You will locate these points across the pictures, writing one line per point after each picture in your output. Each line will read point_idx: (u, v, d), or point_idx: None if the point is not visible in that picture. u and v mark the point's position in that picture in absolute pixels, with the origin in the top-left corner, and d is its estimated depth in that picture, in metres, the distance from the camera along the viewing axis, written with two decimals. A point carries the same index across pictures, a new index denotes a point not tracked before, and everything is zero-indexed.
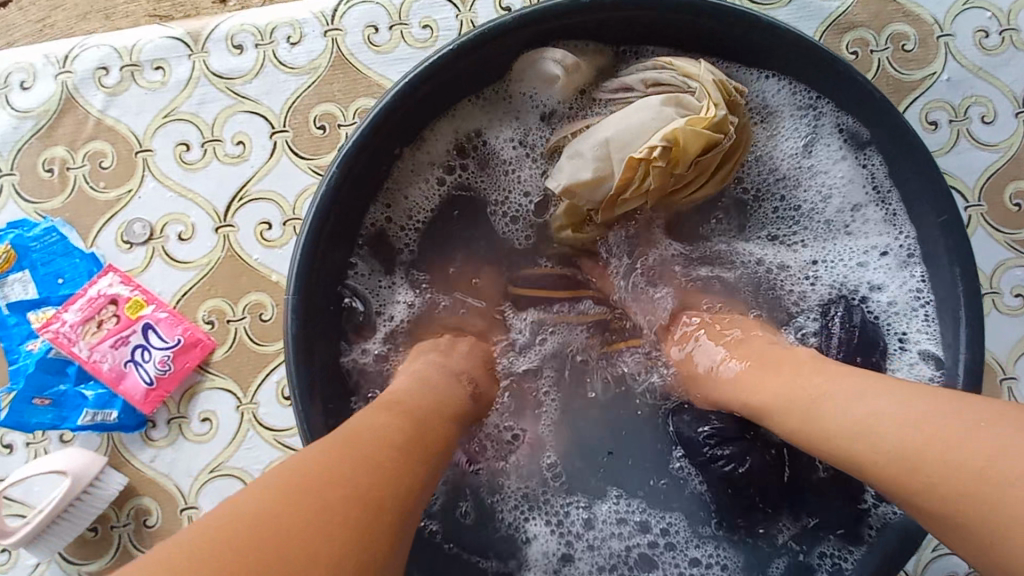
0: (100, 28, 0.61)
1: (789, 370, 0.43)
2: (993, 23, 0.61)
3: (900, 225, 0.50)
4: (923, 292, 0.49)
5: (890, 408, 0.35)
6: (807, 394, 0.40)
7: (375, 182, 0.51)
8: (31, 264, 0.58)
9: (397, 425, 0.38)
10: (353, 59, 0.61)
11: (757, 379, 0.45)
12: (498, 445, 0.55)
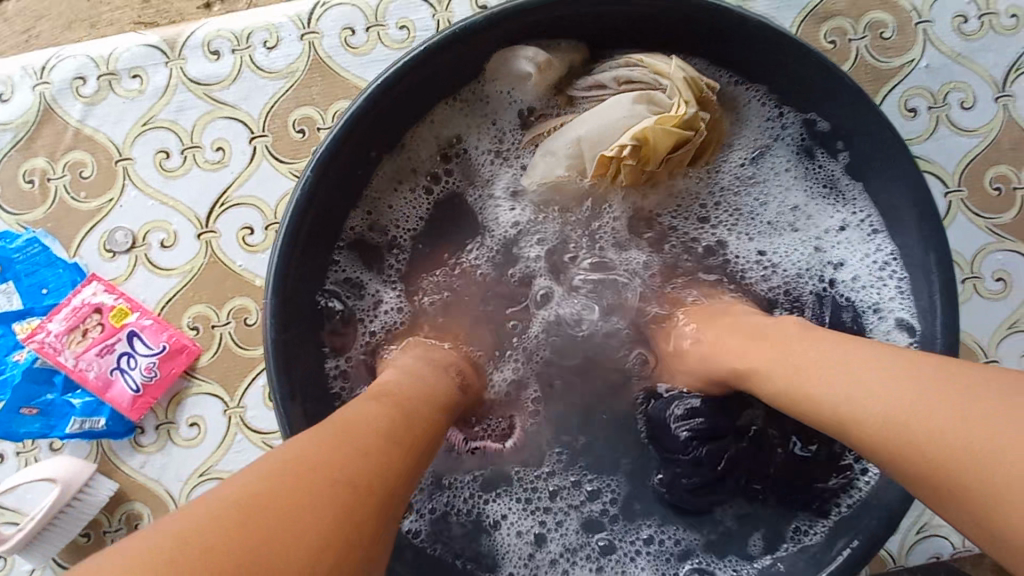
0: (86, 37, 0.62)
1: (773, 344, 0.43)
2: (971, 8, 0.61)
3: (860, 202, 0.51)
4: (888, 264, 0.50)
5: (885, 382, 0.34)
6: (793, 368, 0.40)
7: (355, 187, 0.50)
8: (14, 274, 0.59)
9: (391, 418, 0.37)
10: (330, 62, 0.61)
11: (735, 352, 0.45)
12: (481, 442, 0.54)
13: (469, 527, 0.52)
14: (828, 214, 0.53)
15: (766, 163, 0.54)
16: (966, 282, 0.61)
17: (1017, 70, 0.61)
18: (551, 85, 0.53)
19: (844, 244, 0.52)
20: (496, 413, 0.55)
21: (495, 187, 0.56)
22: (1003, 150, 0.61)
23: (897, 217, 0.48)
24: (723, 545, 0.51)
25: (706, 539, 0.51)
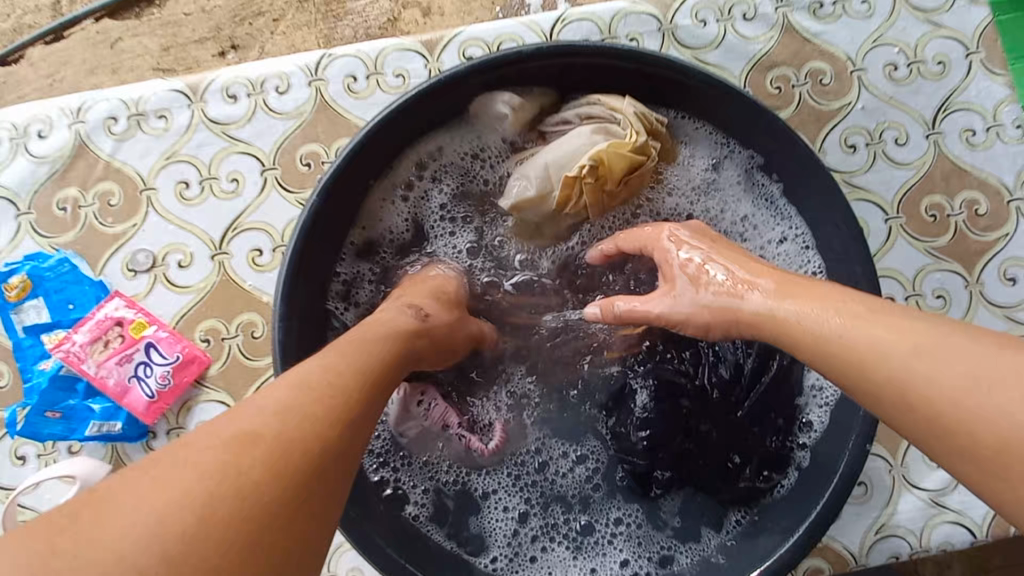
0: (96, 74, 0.94)
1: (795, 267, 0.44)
2: (901, 57, 0.69)
3: (793, 219, 0.59)
4: (818, 272, 0.58)
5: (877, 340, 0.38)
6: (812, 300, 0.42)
7: (351, 208, 0.57)
8: (46, 291, 0.65)
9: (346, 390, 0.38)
10: (335, 104, 0.69)
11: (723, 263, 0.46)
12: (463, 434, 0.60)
13: (457, 511, 0.57)
14: (771, 228, 0.61)
15: (715, 187, 0.62)
16: (909, 298, 0.66)
17: (945, 110, 0.68)
18: (527, 124, 0.61)
19: (782, 256, 0.60)
20: (476, 406, 0.61)
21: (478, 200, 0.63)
22: (936, 181, 0.68)
23: (825, 233, 0.55)
24: (689, 522, 0.56)
25: (675, 519, 0.57)
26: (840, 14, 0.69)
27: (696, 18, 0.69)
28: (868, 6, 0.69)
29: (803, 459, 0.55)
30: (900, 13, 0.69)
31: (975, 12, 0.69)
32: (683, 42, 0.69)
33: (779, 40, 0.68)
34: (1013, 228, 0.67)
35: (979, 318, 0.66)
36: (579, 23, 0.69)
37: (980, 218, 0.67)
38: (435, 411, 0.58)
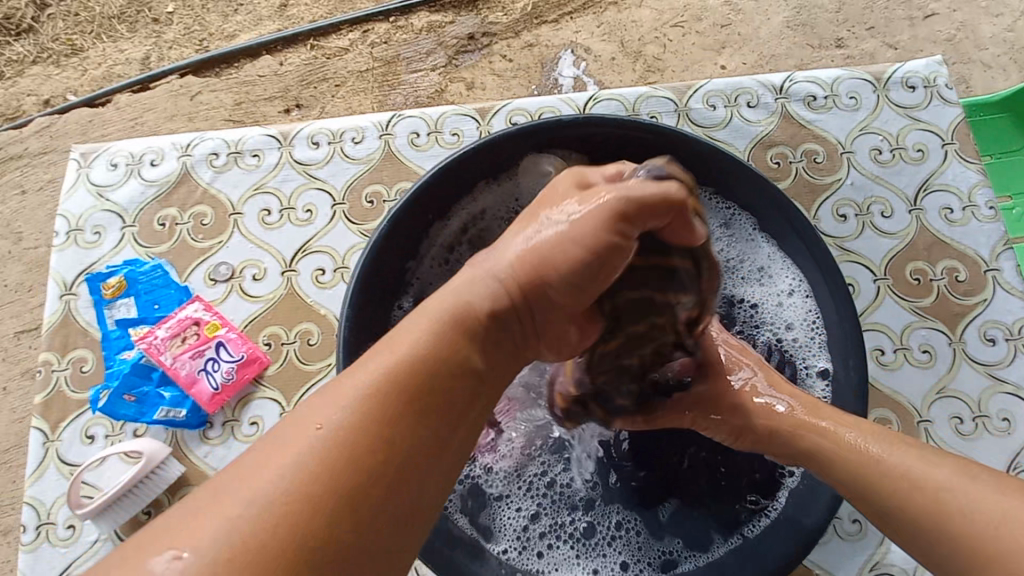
0: (183, 125, 1.31)
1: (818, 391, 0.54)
2: (885, 144, 0.80)
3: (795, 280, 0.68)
4: (816, 325, 0.67)
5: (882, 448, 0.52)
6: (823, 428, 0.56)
7: (413, 240, 0.68)
8: (137, 291, 0.76)
9: (392, 412, 0.40)
10: (399, 154, 0.82)
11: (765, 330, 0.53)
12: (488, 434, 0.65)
13: (475, 503, 0.62)
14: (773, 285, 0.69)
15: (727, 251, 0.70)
16: (897, 351, 0.73)
17: (925, 190, 0.78)
18: None
19: (786, 305, 0.69)
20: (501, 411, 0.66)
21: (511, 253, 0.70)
22: (919, 250, 0.77)
23: (826, 294, 0.65)
24: (687, 538, 0.61)
25: (675, 533, 0.61)
26: (831, 106, 0.81)
27: (707, 103, 0.81)
28: (855, 101, 0.81)
29: (791, 484, 0.61)
30: (882, 107, 0.81)
31: (949, 110, 0.81)
32: (697, 121, 0.81)
33: (778, 124, 0.81)
34: (991, 295, 0.75)
35: (962, 374, 0.73)
36: (608, 100, 0.82)
37: (960, 284, 0.75)
38: None
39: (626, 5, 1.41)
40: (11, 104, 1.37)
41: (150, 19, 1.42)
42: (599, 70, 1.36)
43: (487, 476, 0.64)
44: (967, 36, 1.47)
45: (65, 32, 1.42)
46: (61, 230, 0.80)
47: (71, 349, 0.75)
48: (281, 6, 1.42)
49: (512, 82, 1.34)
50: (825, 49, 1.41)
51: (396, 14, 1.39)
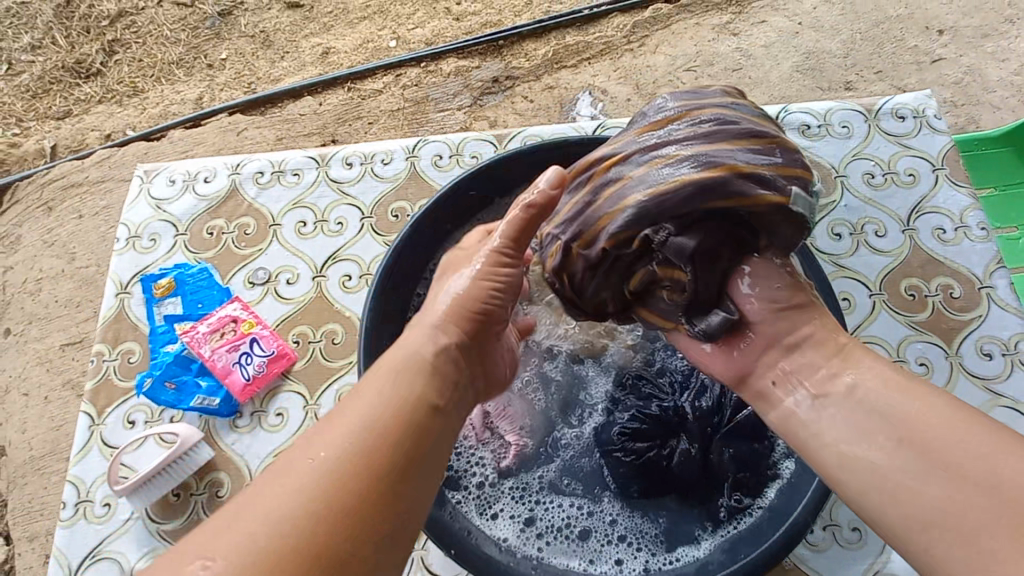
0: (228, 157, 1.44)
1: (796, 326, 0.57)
2: (877, 169, 0.85)
3: None
4: None
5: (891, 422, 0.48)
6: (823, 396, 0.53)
7: (432, 248, 0.74)
8: (183, 292, 0.84)
9: (361, 442, 0.45)
10: (423, 174, 0.90)
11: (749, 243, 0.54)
12: (489, 432, 0.70)
13: (478, 499, 0.66)
14: None
15: None
16: (894, 363, 0.76)
17: (918, 211, 0.83)
18: None
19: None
20: (500, 409, 0.71)
21: None
22: (913, 267, 0.80)
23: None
24: (681, 532, 0.63)
25: (669, 529, 0.64)
26: (824, 134, 0.87)
27: None
28: (847, 129, 0.88)
29: (779, 482, 0.64)
30: (874, 136, 0.87)
31: (938, 138, 0.86)
32: None
33: None
34: (987, 311, 0.77)
35: (960, 387, 0.74)
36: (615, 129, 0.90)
37: (955, 300, 0.78)
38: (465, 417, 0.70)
39: (640, 51, 1.52)
40: (76, 138, 1.52)
41: (206, 64, 1.59)
42: (615, 110, 1.45)
43: (487, 470, 0.67)
44: (974, 80, 1.52)
45: (129, 75, 1.59)
46: (122, 236, 0.89)
47: (121, 342, 0.82)
48: (323, 54, 1.57)
49: (532, 121, 1.44)
50: (832, 91, 1.48)
51: (427, 59, 1.53)
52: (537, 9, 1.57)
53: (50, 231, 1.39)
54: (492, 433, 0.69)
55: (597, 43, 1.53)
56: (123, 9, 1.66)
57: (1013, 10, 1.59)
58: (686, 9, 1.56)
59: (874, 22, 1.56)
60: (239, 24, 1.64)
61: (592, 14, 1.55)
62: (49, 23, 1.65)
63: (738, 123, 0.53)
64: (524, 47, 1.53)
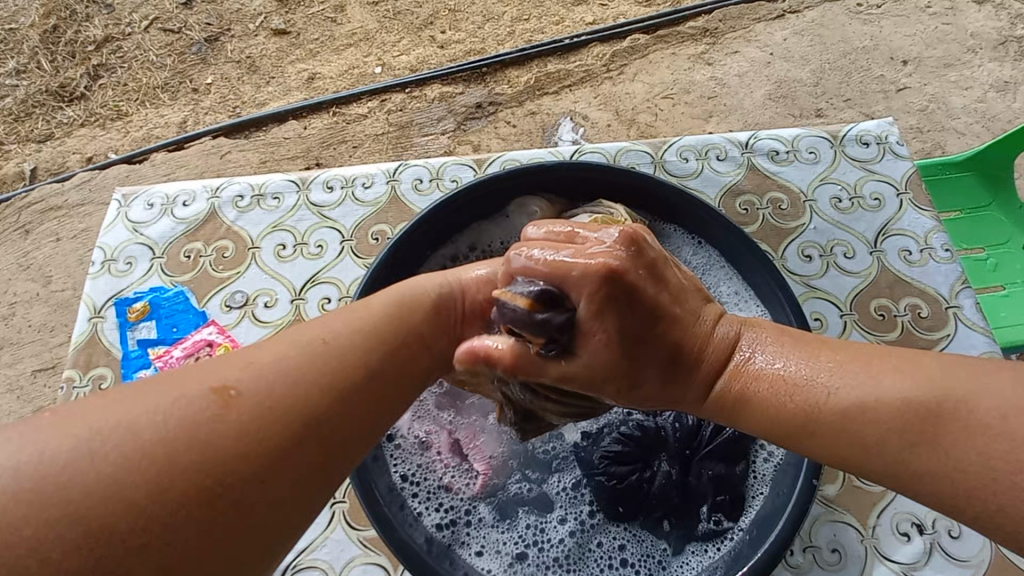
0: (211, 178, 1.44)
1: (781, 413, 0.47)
2: (844, 193, 0.88)
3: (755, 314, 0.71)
4: None
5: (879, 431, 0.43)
6: (833, 427, 0.45)
7: (409, 270, 0.73)
8: (158, 315, 0.83)
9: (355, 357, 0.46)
10: (404, 198, 0.91)
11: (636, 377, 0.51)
12: (465, 467, 0.68)
13: (462, 532, 0.64)
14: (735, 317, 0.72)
15: None
16: None
17: (885, 234, 0.85)
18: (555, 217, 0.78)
19: None
20: (475, 440, 0.69)
21: None
22: (881, 287, 0.82)
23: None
24: (673, 554, 0.63)
25: (658, 552, 0.63)
26: (792, 159, 0.91)
27: (681, 156, 0.91)
28: (814, 155, 0.91)
29: (757, 504, 0.64)
30: (840, 161, 0.90)
31: (901, 164, 0.90)
32: (672, 172, 0.90)
33: (744, 176, 0.89)
34: (954, 330, 0.79)
35: None
36: (591, 153, 0.92)
37: (924, 319, 0.80)
38: (437, 447, 0.68)
39: (620, 79, 1.56)
40: (57, 160, 1.51)
41: (191, 88, 1.60)
42: (596, 134, 1.49)
43: (466, 504, 0.66)
44: (939, 107, 1.59)
45: (113, 99, 1.60)
46: (97, 260, 0.88)
47: (93, 367, 0.80)
48: (309, 79, 1.59)
49: (514, 146, 1.47)
50: (805, 118, 1.54)
51: (412, 86, 1.55)
52: (520, 38, 1.61)
53: (25, 254, 1.37)
54: (467, 468, 0.68)
55: (578, 71, 1.57)
56: (109, 35, 1.67)
57: (973, 41, 1.67)
58: (663, 40, 1.62)
59: (841, 53, 1.62)
60: (225, 49, 1.65)
61: (573, 43, 1.60)
62: (34, 49, 1.66)
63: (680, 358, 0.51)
64: (507, 74, 1.57)
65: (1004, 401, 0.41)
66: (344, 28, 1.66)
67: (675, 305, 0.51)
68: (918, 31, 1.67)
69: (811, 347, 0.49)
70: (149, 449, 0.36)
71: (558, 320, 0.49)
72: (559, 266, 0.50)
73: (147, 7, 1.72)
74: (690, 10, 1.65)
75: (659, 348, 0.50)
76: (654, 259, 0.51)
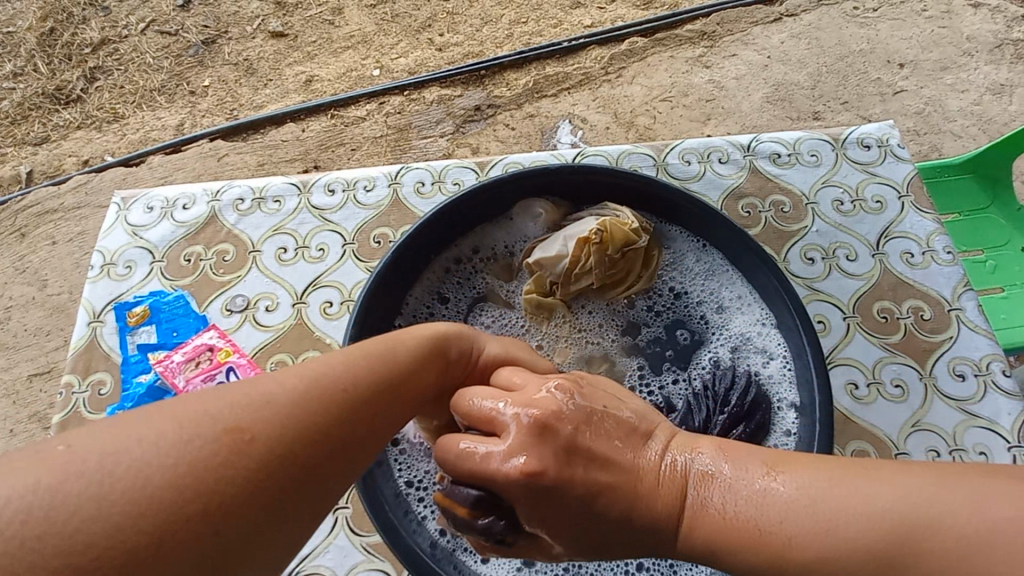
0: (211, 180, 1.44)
1: (748, 562, 0.41)
2: (846, 196, 0.88)
3: (758, 316, 0.71)
4: (786, 358, 0.68)
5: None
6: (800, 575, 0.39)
7: (413, 273, 0.72)
8: (158, 320, 0.83)
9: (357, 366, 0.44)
10: (406, 201, 0.91)
11: (588, 535, 0.45)
12: None
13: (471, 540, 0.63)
14: (738, 320, 0.72)
15: (692, 289, 0.75)
16: (871, 386, 0.76)
17: (887, 236, 0.85)
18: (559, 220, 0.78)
19: (762, 336, 0.70)
20: None
21: (497, 306, 0.76)
22: (884, 290, 0.82)
23: (791, 327, 0.66)
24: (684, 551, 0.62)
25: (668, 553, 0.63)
26: (794, 162, 0.91)
27: (683, 159, 0.91)
28: (816, 158, 0.91)
29: None
30: (842, 164, 0.91)
31: (902, 167, 0.90)
32: (674, 175, 0.90)
33: (746, 179, 0.89)
34: (956, 332, 0.79)
35: (936, 409, 0.74)
36: (594, 156, 0.92)
37: (926, 322, 0.80)
38: None
39: (618, 82, 1.57)
40: (52, 163, 1.50)
41: (188, 91, 1.59)
42: (595, 137, 1.49)
43: None
44: (935, 110, 1.60)
45: (110, 102, 1.59)
46: (96, 264, 0.87)
47: (92, 372, 0.79)
48: (306, 82, 1.58)
49: (514, 148, 1.47)
50: (802, 121, 1.54)
51: (410, 88, 1.55)
52: (519, 41, 1.61)
53: (21, 258, 1.35)
54: None
55: (576, 74, 1.57)
56: (106, 37, 1.67)
57: (969, 45, 1.68)
58: (661, 43, 1.63)
59: (838, 56, 1.63)
60: (223, 52, 1.65)
61: (571, 46, 1.60)
62: (31, 51, 1.64)
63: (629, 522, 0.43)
64: (506, 77, 1.57)
65: (959, 536, 0.35)
66: (342, 30, 1.66)
67: (605, 471, 0.43)
68: (914, 34, 1.67)
69: (757, 482, 0.42)
70: (153, 479, 0.33)
71: (501, 524, 0.48)
72: (478, 475, 0.45)
73: (144, 9, 1.71)
74: (688, 13, 1.65)
75: (603, 518, 0.43)
76: (570, 437, 0.44)
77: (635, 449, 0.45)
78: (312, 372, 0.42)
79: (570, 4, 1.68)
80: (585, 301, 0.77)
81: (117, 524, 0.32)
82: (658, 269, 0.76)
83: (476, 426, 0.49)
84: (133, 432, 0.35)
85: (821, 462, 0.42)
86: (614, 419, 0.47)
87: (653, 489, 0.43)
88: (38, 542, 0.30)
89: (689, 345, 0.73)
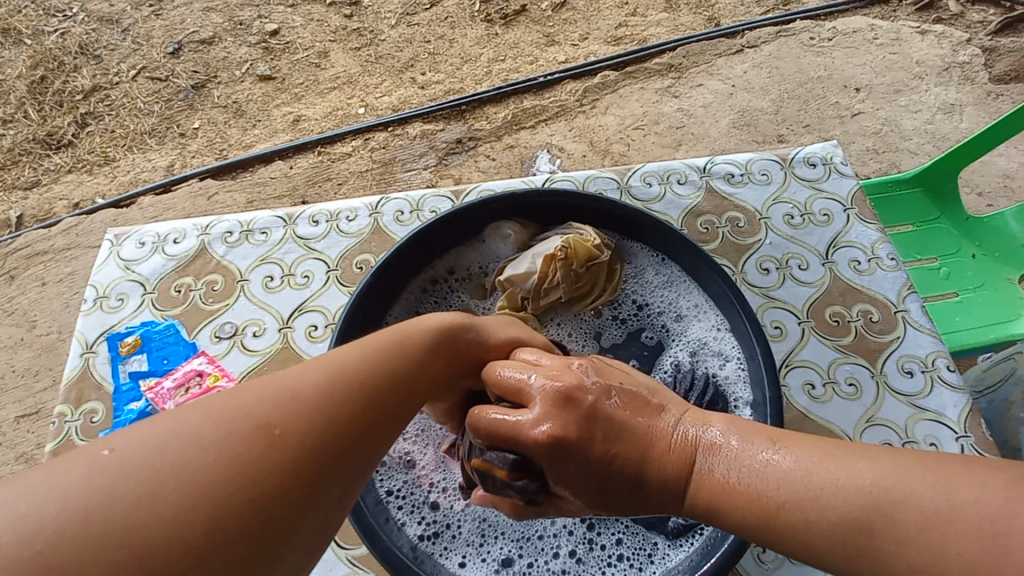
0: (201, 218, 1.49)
1: (740, 518, 0.45)
2: (795, 210, 0.95)
3: (715, 322, 0.76)
4: (740, 360, 0.73)
5: (826, 539, 0.41)
6: (790, 534, 0.42)
7: (390, 295, 0.77)
8: (150, 348, 0.86)
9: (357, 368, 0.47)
10: (386, 229, 0.96)
11: (600, 495, 0.51)
12: (445, 483, 0.70)
13: (453, 545, 0.66)
14: (697, 326, 0.77)
15: (651, 299, 0.80)
16: (826, 385, 0.81)
17: (835, 246, 0.92)
18: (529, 240, 0.83)
19: (717, 340, 0.75)
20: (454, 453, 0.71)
21: None
22: (833, 296, 0.87)
23: (743, 332, 0.71)
24: (658, 543, 0.65)
25: (643, 545, 0.65)
26: (746, 181, 0.98)
27: (644, 181, 0.98)
28: (766, 177, 0.98)
29: None
30: (791, 182, 0.98)
31: (846, 182, 0.98)
32: (636, 197, 0.97)
33: (703, 198, 0.96)
34: (903, 333, 0.84)
35: (888, 404, 0.79)
36: (562, 181, 0.98)
37: (875, 324, 0.85)
38: (423, 463, 0.71)
39: (592, 112, 1.66)
40: (43, 207, 1.55)
41: (178, 133, 1.66)
42: (572, 165, 1.56)
43: (451, 518, 0.68)
44: (892, 130, 1.70)
45: (101, 145, 1.65)
46: (90, 297, 0.91)
47: (84, 401, 0.82)
48: (294, 121, 1.66)
49: (494, 177, 1.54)
50: (767, 143, 1.63)
51: (394, 124, 1.63)
52: (497, 77, 1.71)
53: (9, 299, 1.38)
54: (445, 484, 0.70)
55: (553, 106, 1.66)
56: (98, 84, 1.74)
57: (919, 68, 1.80)
58: (632, 75, 1.73)
59: (798, 83, 1.74)
60: (212, 96, 1.72)
61: (547, 80, 1.69)
62: (22, 99, 1.71)
63: (641, 480, 0.49)
64: (485, 111, 1.65)
65: (924, 514, 0.38)
66: (328, 73, 1.75)
67: (621, 436, 0.49)
68: (867, 61, 1.80)
69: (762, 454, 0.46)
70: (200, 473, 0.36)
71: (534, 486, 0.53)
72: (511, 437, 0.52)
73: (135, 57, 1.79)
74: (655, 47, 1.76)
75: (619, 481, 0.49)
76: (592, 405, 0.50)
77: (649, 417, 0.51)
78: (322, 366, 0.46)
79: (545, 42, 1.79)
80: (555, 313, 0.82)
81: (171, 518, 0.34)
82: (622, 282, 0.81)
83: (508, 396, 0.57)
84: (171, 431, 0.38)
85: (823, 443, 0.45)
86: (631, 394, 0.53)
87: (665, 453, 0.48)
88: (90, 541, 0.32)
89: (651, 351, 0.78)
